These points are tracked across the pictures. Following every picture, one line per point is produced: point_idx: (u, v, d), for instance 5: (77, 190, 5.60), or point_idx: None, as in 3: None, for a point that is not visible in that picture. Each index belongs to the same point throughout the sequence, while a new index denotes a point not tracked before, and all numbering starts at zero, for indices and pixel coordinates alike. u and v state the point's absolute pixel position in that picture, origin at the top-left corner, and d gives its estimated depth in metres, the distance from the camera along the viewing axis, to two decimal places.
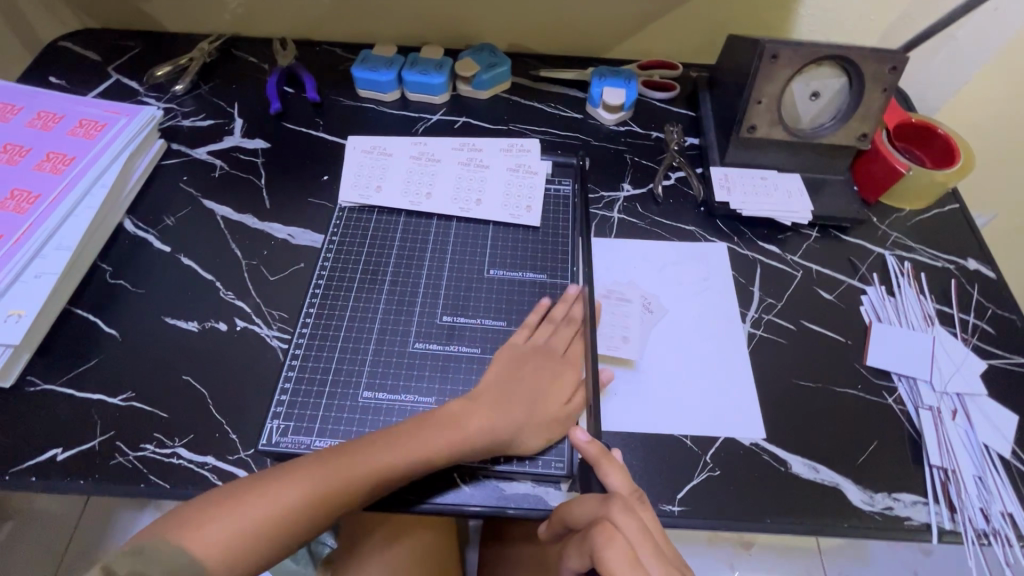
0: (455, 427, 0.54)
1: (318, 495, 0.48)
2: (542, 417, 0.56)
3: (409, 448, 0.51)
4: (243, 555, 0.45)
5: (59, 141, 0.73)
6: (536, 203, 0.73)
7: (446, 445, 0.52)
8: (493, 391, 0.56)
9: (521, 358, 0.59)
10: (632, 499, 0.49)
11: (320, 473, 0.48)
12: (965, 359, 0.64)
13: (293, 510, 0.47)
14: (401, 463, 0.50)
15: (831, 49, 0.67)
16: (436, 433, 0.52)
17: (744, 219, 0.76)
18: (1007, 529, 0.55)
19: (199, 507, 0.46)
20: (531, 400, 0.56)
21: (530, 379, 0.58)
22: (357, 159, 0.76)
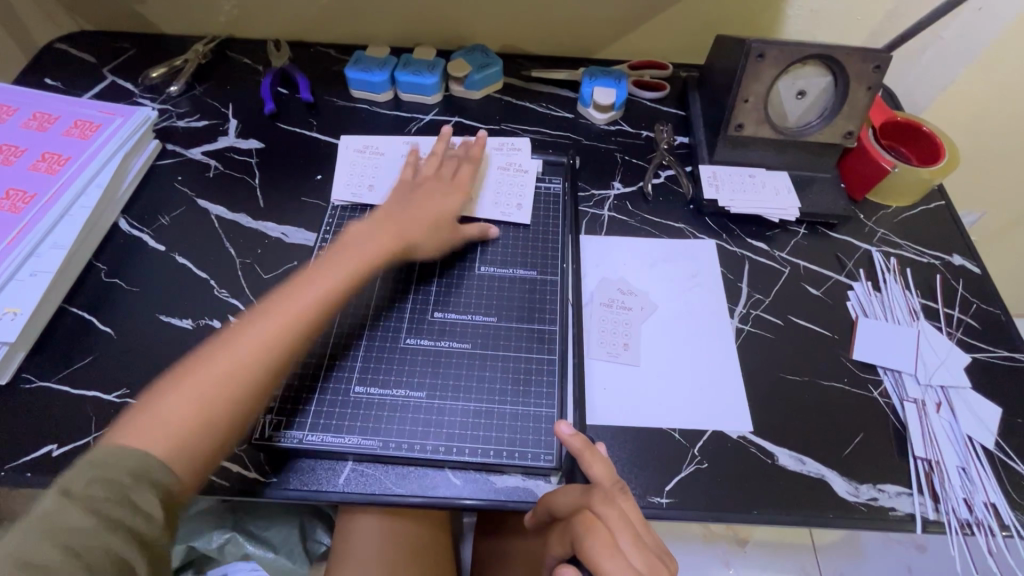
0: (355, 254, 0.61)
1: (257, 344, 0.52)
2: (430, 223, 0.67)
3: (326, 280, 0.58)
4: (201, 424, 0.47)
5: (55, 141, 0.73)
6: (526, 201, 0.74)
7: (358, 265, 0.60)
8: (383, 219, 0.65)
9: (405, 189, 0.70)
10: (613, 488, 0.50)
11: (252, 328, 0.52)
12: (949, 352, 0.65)
13: (237, 368, 0.50)
14: (325, 294, 0.57)
15: (816, 49, 0.68)
16: (346, 261, 0.60)
17: (732, 216, 0.77)
18: (990, 519, 0.56)
19: (135, 410, 0.47)
20: (420, 217, 0.66)
21: (416, 205, 0.67)
22: (351, 158, 0.77)
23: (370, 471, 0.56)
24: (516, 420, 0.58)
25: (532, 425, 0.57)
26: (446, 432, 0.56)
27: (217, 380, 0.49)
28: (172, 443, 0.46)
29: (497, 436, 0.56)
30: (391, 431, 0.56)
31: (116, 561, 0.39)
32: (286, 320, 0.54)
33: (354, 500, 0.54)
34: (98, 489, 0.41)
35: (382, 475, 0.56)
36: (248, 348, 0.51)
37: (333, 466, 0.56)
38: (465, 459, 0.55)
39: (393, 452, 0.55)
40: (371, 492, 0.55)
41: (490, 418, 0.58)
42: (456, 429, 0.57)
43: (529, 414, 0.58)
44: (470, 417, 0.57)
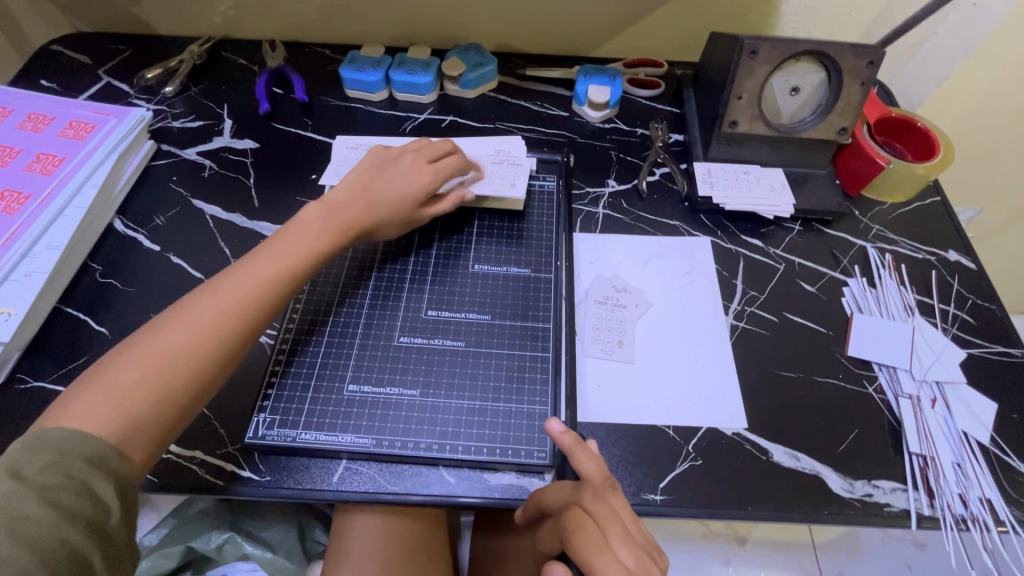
0: (309, 230, 0.59)
1: (200, 326, 0.51)
2: (393, 204, 0.64)
3: (276, 261, 0.56)
4: (143, 404, 0.47)
5: (50, 142, 0.73)
6: (520, 183, 0.73)
7: (311, 245, 0.58)
8: (345, 195, 0.63)
9: (376, 165, 0.66)
10: (603, 485, 0.50)
11: (194, 310, 0.52)
12: (944, 347, 0.65)
13: (178, 351, 0.49)
14: (272, 276, 0.55)
15: (809, 45, 0.68)
16: (298, 240, 0.58)
17: (727, 213, 0.77)
18: (985, 514, 0.56)
19: (75, 389, 0.47)
20: (382, 196, 0.64)
21: (379, 182, 0.65)
22: (343, 155, 0.77)
23: (364, 470, 0.56)
24: (510, 418, 0.58)
25: (525, 423, 0.57)
26: (439, 430, 0.56)
27: (157, 361, 0.48)
28: (108, 423, 0.45)
29: (492, 433, 0.56)
30: (384, 429, 0.56)
31: (73, 555, 0.40)
32: (232, 301, 0.53)
33: (349, 498, 0.55)
34: (56, 476, 0.41)
35: (377, 473, 0.56)
36: (189, 328, 0.50)
37: (329, 464, 0.56)
38: (459, 456, 0.55)
39: (387, 450, 0.55)
40: (365, 490, 0.55)
41: (483, 416, 0.57)
42: (450, 427, 0.57)
43: (523, 412, 0.58)
44: (464, 414, 0.57)
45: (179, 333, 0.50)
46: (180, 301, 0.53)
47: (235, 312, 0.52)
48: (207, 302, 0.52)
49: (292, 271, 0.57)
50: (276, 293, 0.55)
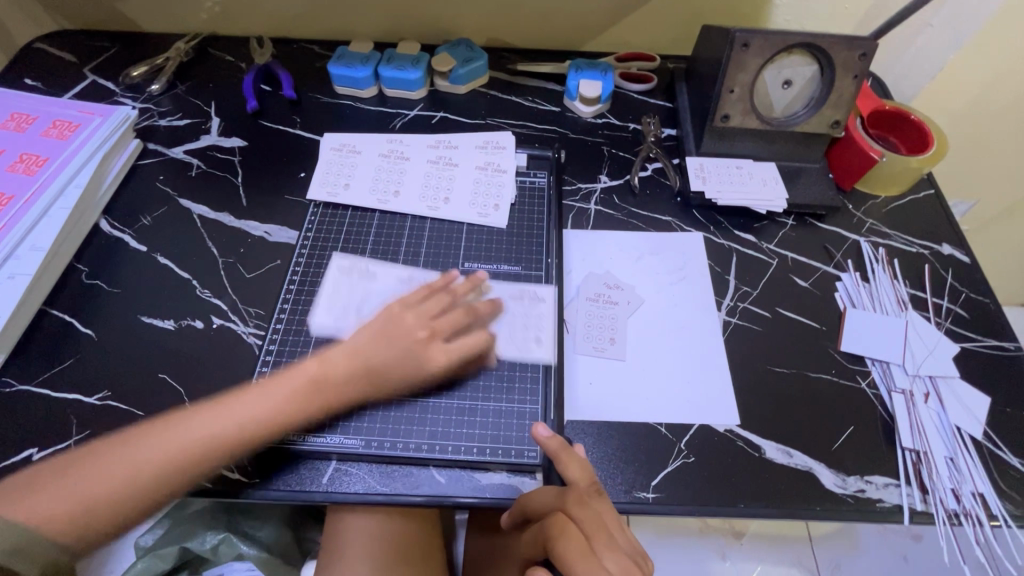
0: (304, 380, 0.56)
1: (155, 463, 0.51)
2: (382, 380, 0.57)
3: (250, 408, 0.54)
4: (92, 516, 0.49)
5: (33, 142, 0.73)
6: (504, 202, 0.73)
7: (284, 403, 0.54)
8: (339, 353, 0.58)
9: (379, 334, 0.58)
10: (589, 490, 0.50)
11: (162, 439, 0.52)
12: (938, 342, 0.65)
13: (136, 475, 0.50)
14: (240, 428, 0.53)
15: (801, 37, 0.67)
16: (278, 391, 0.55)
17: (720, 209, 0.76)
18: (978, 509, 0.55)
19: (49, 473, 0.50)
20: (369, 365, 0.57)
21: (371, 344, 0.58)
22: (336, 279, 0.66)
23: (353, 470, 0.55)
24: (501, 417, 0.57)
25: (516, 422, 0.57)
26: (429, 431, 0.56)
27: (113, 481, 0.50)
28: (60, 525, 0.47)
29: (482, 433, 0.56)
30: (373, 429, 0.56)
31: None
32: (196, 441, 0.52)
33: (339, 500, 0.54)
34: None
35: (366, 474, 0.55)
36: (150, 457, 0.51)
37: (319, 463, 0.56)
38: (448, 456, 0.55)
39: (376, 451, 0.55)
40: (354, 491, 0.54)
41: (472, 415, 0.57)
42: (440, 427, 0.56)
43: (513, 411, 0.58)
44: (454, 414, 0.57)
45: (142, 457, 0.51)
46: (164, 418, 0.54)
47: (190, 452, 0.52)
48: (177, 436, 0.52)
49: (259, 425, 0.53)
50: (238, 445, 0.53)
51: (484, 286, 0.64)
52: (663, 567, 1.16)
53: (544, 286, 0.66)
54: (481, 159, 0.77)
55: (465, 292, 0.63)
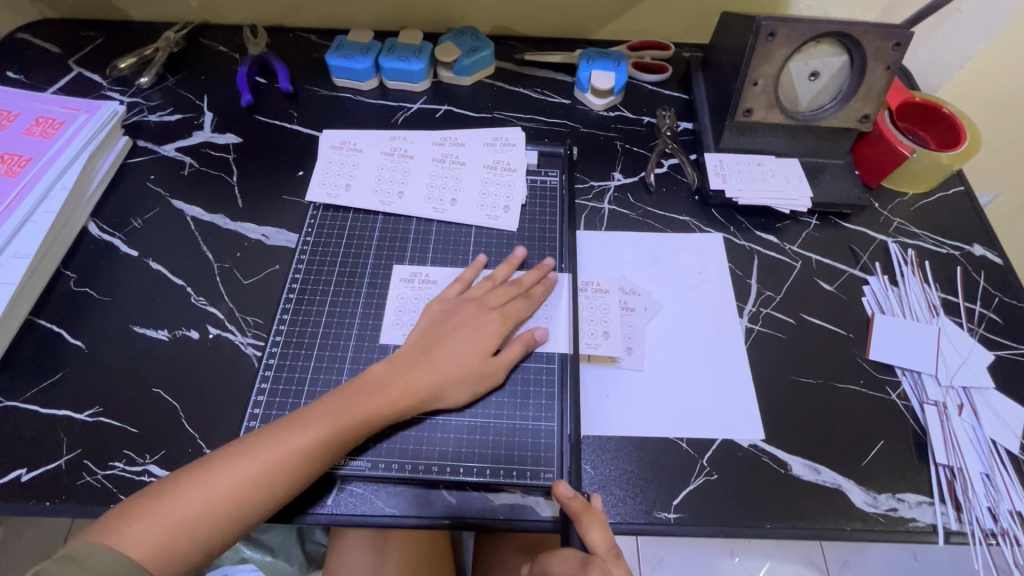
0: (378, 387, 0.52)
1: (234, 489, 0.46)
2: (455, 380, 0.54)
3: (335, 420, 0.50)
4: (177, 547, 0.44)
5: (16, 140, 0.69)
6: (515, 205, 0.69)
7: (368, 414, 0.51)
8: (414, 354, 0.55)
9: (443, 325, 0.57)
10: (608, 556, 0.46)
11: (256, 456, 0.47)
12: (972, 351, 0.62)
13: (222, 503, 0.46)
14: (326, 443, 0.49)
15: (832, 26, 0.63)
16: (364, 397, 0.51)
17: (740, 207, 0.73)
18: (1016, 528, 0.53)
19: (128, 507, 0.45)
20: (453, 366, 0.54)
21: (445, 343, 0.56)
22: (397, 291, 0.63)
23: (360, 491, 0.53)
24: (515, 435, 0.54)
25: (530, 441, 0.54)
26: (439, 451, 0.53)
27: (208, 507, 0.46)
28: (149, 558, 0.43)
29: (497, 453, 0.53)
30: (381, 450, 0.53)
31: None
32: (290, 457, 0.48)
33: (347, 523, 0.52)
34: None
35: (372, 495, 0.53)
36: (243, 475, 0.47)
37: (323, 482, 0.53)
38: (460, 478, 0.52)
39: (384, 473, 0.52)
40: (362, 512, 0.52)
41: (485, 434, 0.54)
42: (450, 447, 0.53)
43: (528, 429, 0.55)
44: (465, 433, 0.54)
45: (237, 480, 0.46)
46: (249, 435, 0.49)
47: (287, 469, 0.48)
48: (254, 460, 0.47)
49: (355, 433, 0.50)
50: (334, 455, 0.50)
51: (547, 270, 0.63)
52: (670, 564, 1.14)
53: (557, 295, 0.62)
54: (491, 158, 0.73)
55: (528, 281, 0.61)
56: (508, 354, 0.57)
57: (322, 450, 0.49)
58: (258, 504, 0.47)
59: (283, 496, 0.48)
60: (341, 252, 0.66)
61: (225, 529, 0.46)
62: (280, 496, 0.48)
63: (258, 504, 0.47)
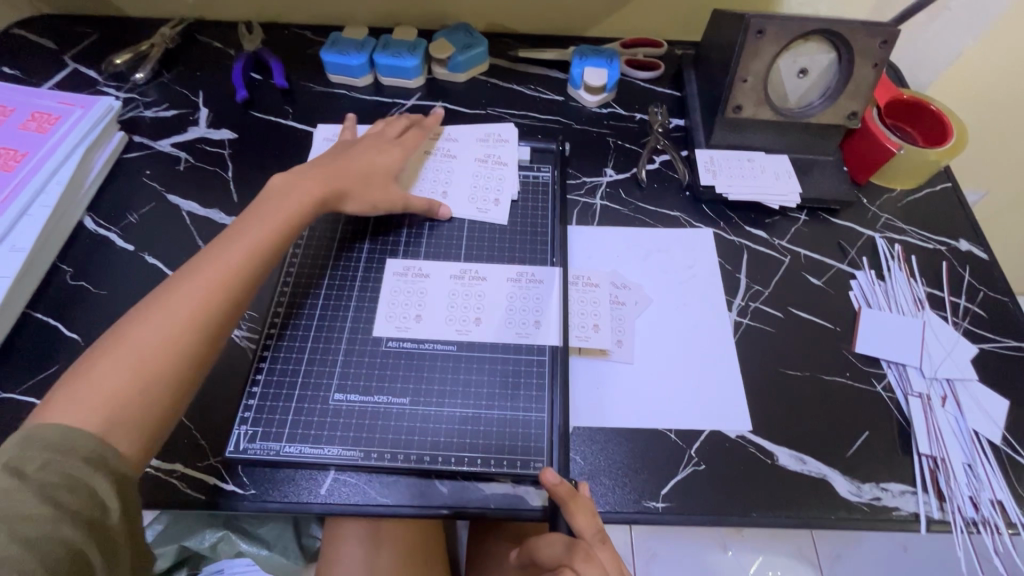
0: (281, 203, 0.58)
1: (172, 320, 0.48)
2: (353, 189, 0.63)
3: (248, 238, 0.55)
4: (134, 393, 0.45)
5: (13, 136, 0.69)
6: (504, 198, 0.70)
7: (277, 221, 0.57)
8: (313, 170, 0.63)
9: (334, 152, 0.66)
10: (594, 541, 0.47)
11: (183, 285, 0.50)
12: (956, 344, 0.63)
13: (164, 334, 0.47)
14: (245, 256, 0.53)
15: (820, 23, 0.64)
16: (267, 215, 0.57)
17: (730, 203, 0.73)
18: (997, 517, 0.54)
19: (73, 378, 0.46)
20: (358, 174, 0.64)
21: (346, 161, 0.64)
22: (391, 285, 0.63)
23: (355, 481, 0.54)
24: (506, 426, 0.55)
25: (521, 432, 0.55)
26: (431, 441, 0.54)
27: (145, 351, 0.46)
28: (106, 406, 0.44)
29: (490, 444, 0.54)
30: (374, 439, 0.54)
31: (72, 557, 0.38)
32: (211, 279, 0.51)
33: (341, 512, 0.52)
34: None
35: (366, 485, 0.53)
36: (178, 303, 0.49)
37: (319, 474, 0.54)
38: (452, 467, 0.53)
39: (376, 462, 0.53)
40: (357, 502, 0.53)
41: (477, 425, 0.55)
42: (441, 436, 0.54)
43: (519, 419, 0.56)
44: (457, 423, 0.55)
45: (164, 317, 0.48)
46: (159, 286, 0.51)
47: (219, 284, 0.51)
48: (184, 288, 0.50)
49: (269, 245, 0.55)
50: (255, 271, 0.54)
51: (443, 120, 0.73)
52: (663, 558, 1.15)
53: (548, 288, 0.63)
54: (482, 154, 0.74)
55: (430, 123, 0.72)
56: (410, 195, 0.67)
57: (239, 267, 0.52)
58: (201, 326, 0.49)
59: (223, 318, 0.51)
60: (334, 245, 0.66)
61: (175, 360, 0.47)
62: (224, 315, 0.51)
63: (199, 332, 0.49)
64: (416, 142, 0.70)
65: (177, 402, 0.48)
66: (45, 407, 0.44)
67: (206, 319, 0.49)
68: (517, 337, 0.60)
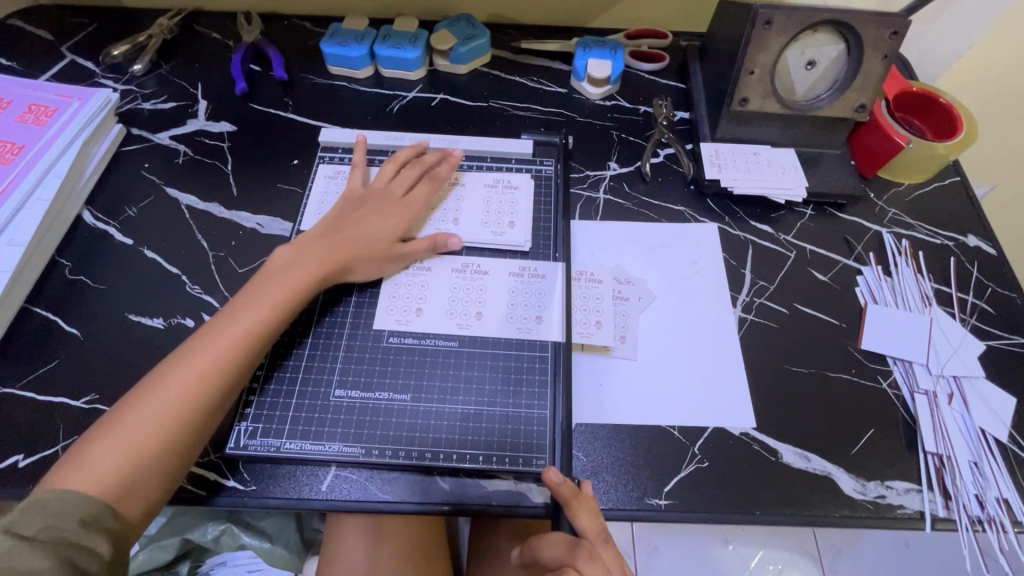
0: (288, 273, 0.56)
1: (176, 402, 0.47)
2: (360, 254, 0.60)
3: (254, 313, 0.53)
4: (132, 471, 0.45)
5: (10, 128, 0.69)
6: (519, 220, 0.67)
7: (283, 296, 0.54)
8: (320, 235, 0.60)
9: (343, 209, 0.63)
10: (598, 541, 0.46)
11: (186, 365, 0.49)
12: (963, 341, 0.62)
13: (165, 416, 0.47)
14: (250, 335, 0.52)
15: (830, 15, 0.62)
16: (268, 288, 0.55)
17: (736, 198, 0.72)
18: (1002, 515, 0.53)
19: (77, 448, 0.46)
20: (363, 240, 0.60)
21: (354, 225, 0.61)
22: (392, 279, 0.63)
23: (356, 477, 0.53)
24: (507, 422, 0.55)
25: (523, 427, 0.55)
26: (432, 438, 0.54)
27: (137, 441, 0.46)
28: (108, 483, 0.44)
29: (492, 440, 0.54)
30: (375, 436, 0.54)
31: None
32: (211, 361, 0.49)
33: (342, 508, 0.52)
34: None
35: (367, 481, 0.53)
36: (181, 385, 0.48)
37: (320, 470, 0.54)
38: (454, 464, 0.53)
39: (376, 460, 0.53)
40: (358, 498, 0.52)
41: (478, 422, 0.55)
42: (443, 434, 0.54)
43: (521, 416, 0.55)
44: (458, 420, 0.55)
45: (158, 406, 0.47)
46: (160, 364, 0.50)
47: (222, 365, 0.50)
48: (186, 369, 0.49)
49: (268, 323, 0.53)
50: (253, 354, 0.52)
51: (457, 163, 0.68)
52: (665, 553, 1.15)
53: (553, 281, 0.62)
54: (495, 179, 0.70)
55: (432, 161, 0.68)
56: (415, 246, 0.62)
57: (236, 352, 0.50)
58: (201, 409, 0.48)
59: (223, 397, 0.50)
60: None
61: (175, 442, 0.47)
62: (223, 395, 0.50)
63: (198, 414, 0.48)
64: (427, 198, 0.66)
65: (176, 476, 0.48)
66: (52, 477, 0.44)
67: (206, 401, 0.48)
68: (519, 334, 0.59)
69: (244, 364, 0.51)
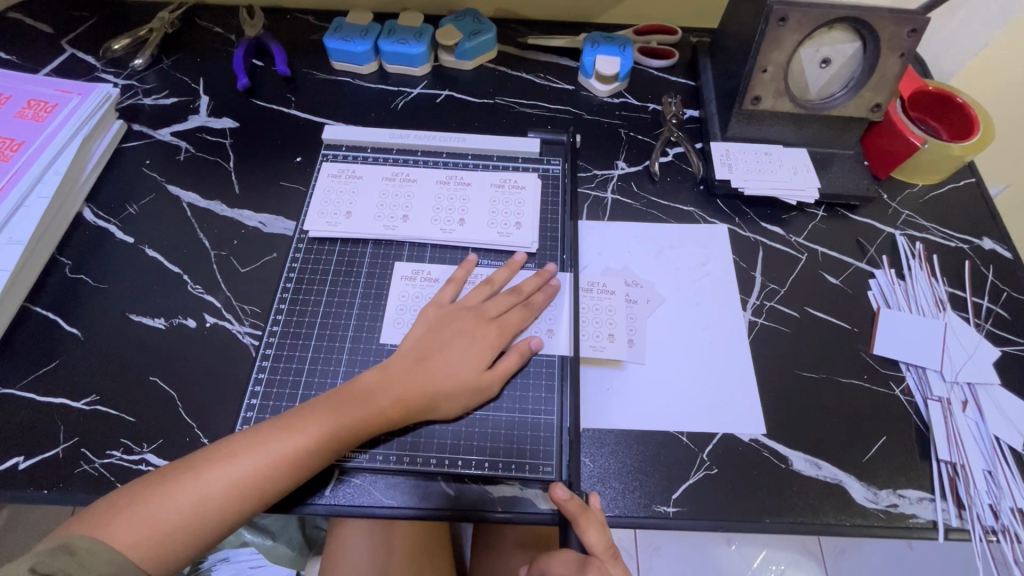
0: (363, 397, 0.51)
1: (222, 493, 0.46)
2: (442, 393, 0.52)
3: (318, 431, 0.49)
4: (168, 545, 0.45)
5: (9, 124, 0.68)
6: (526, 220, 0.66)
7: (350, 425, 0.50)
8: (404, 362, 0.54)
9: (431, 326, 0.56)
10: (606, 558, 0.46)
11: (240, 462, 0.47)
12: (978, 346, 0.61)
13: (209, 502, 0.46)
14: (310, 452, 0.48)
15: (846, 11, 0.61)
16: (334, 410, 0.50)
17: (745, 198, 0.71)
18: (1016, 525, 0.52)
19: (121, 499, 0.46)
20: (447, 377, 0.53)
21: (438, 354, 0.54)
22: (399, 289, 0.61)
23: (358, 482, 0.53)
24: (513, 429, 0.54)
25: (530, 433, 0.54)
26: (437, 444, 0.53)
27: (178, 520, 0.45)
28: (144, 550, 0.44)
29: (498, 446, 0.53)
30: (379, 442, 0.53)
31: None
32: (264, 468, 0.47)
33: (344, 513, 0.51)
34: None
35: (370, 486, 0.52)
36: (231, 482, 0.46)
37: (323, 475, 0.53)
38: (459, 471, 0.52)
39: (380, 464, 0.52)
40: (361, 504, 0.52)
41: (484, 427, 0.54)
42: (449, 439, 0.53)
43: (527, 421, 0.55)
44: (463, 426, 0.54)
45: (196, 494, 0.46)
46: (217, 443, 0.49)
47: (275, 475, 0.47)
48: (239, 468, 0.47)
49: (324, 446, 0.49)
50: (302, 471, 0.48)
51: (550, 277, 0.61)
52: (666, 552, 1.15)
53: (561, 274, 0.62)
54: (504, 181, 0.69)
55: (529, 289, 0.60)
56: (502, 367, 0.55)
57: (284, 465, 0.47)
58: (245, 505, 0.47)
59: (268, 500, 0.48)
60: (339, 238, 0.65)
61: (212, 527, 0.46)
62: (269, 500, 0.48)
63: (240, 510, 0.47)
64: (520, 327, 0.58)
65: (206, 548, 0.48)
66: (91, 519, 0.45)
67: (253, 501, 0.47)
68: (523, 336, 0.59)
69: (297, 478, 0.48)
